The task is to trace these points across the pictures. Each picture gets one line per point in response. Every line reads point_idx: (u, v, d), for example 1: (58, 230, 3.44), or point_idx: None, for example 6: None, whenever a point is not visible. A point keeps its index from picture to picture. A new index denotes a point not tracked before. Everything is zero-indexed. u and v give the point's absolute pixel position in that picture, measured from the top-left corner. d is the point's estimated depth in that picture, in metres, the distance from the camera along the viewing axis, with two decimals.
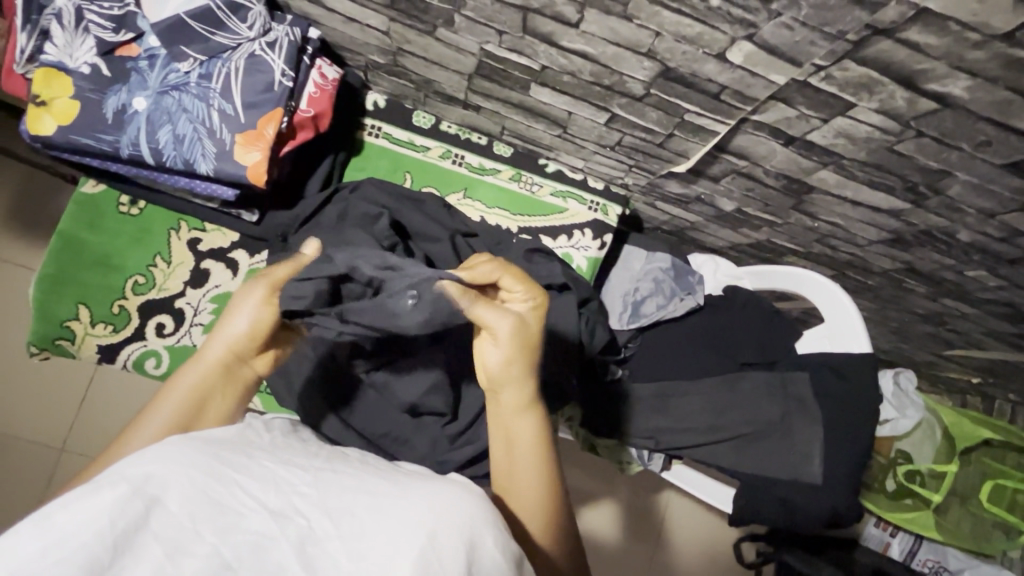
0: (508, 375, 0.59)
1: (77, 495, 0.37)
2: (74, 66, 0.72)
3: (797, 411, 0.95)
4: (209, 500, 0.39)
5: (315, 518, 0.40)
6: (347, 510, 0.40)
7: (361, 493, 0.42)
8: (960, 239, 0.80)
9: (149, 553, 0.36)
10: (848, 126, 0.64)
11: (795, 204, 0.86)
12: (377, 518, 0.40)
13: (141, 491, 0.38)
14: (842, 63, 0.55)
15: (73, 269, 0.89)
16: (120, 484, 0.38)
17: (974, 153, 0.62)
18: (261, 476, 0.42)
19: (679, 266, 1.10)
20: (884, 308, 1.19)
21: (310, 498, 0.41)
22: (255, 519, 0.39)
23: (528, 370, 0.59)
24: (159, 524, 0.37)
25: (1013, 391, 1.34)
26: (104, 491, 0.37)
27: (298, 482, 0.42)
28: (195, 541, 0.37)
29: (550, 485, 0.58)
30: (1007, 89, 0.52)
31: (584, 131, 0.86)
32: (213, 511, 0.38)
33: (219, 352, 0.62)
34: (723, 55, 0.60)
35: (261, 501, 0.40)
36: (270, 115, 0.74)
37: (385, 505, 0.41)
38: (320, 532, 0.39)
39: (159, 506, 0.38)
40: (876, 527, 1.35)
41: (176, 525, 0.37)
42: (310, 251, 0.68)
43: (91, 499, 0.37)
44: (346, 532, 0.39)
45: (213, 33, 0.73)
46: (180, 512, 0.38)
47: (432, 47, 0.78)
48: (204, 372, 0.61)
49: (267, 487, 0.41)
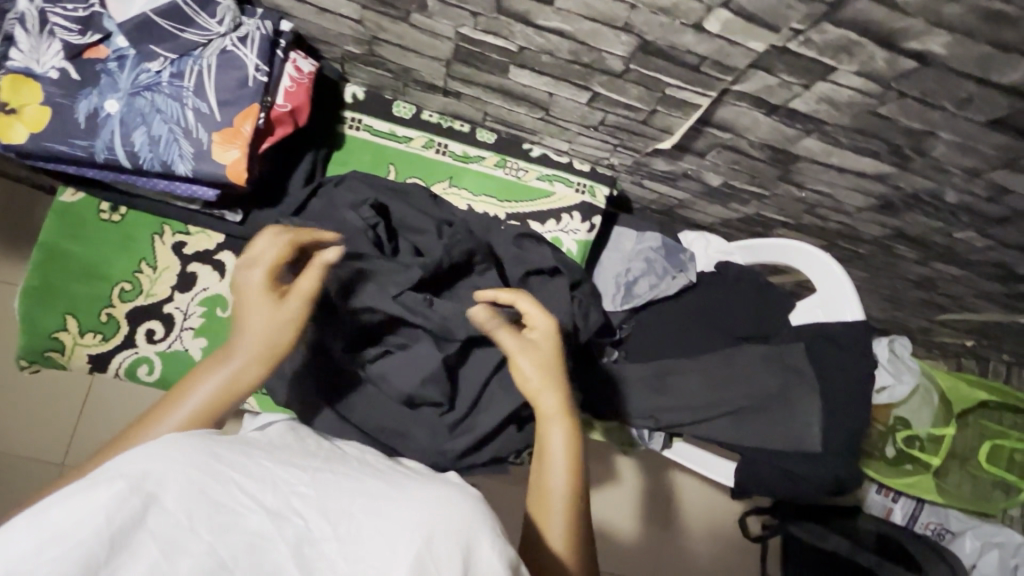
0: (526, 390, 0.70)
1: (71, 492, 0.37)
2: (41, 71, 0.71)
3: (796, 380, 0.95)
4: (207, 499, 0.39)
5: (312, 519, 0.40)
6: (345, 512, 0.41)
7: (358, 495, 0.43)
8: (947, 200, 0.80)
9: (146, 552, 0.36)
10: (830, 91, 0.63)
11: (782, 174, 0.86)
12: (375, 520, 0.41)
13: (138, 487, 0.37)
14: (820, 26, 0.55)
15: (59, 279, 0.88)
16: (116, 480, 0.37)
17: (957, 112, 0.61)
18: (259, 476, 0.42)
19: (671, 245, 1.08)
20: (876, 277, 1.19)
21: (309, 500, 0.41)
22: (253, 519, 0.39)
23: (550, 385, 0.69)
24: (155, 521, 0.37)
25: (1007, 353, 1.36)
26: (101, 487, 0.37)
27: (297, 482, 0.42)
28: (192, 540, 0.37)
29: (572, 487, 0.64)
30: (987, 43, 0.51)
31: (567, 112, 0.85)
32: (211, 510, 0.38)
33: (248, 363, 0.61)
34: (700, 24, 0.59)
35: (260, 501, 0.40)
36: (246, 111, 0.73)
37: (384, 507, 0.42)
38: (316, 535, 0.40)
39: (157, 503, 0.38)
40: (879, 493, 1.35)
41: (172, 522, 0.37)
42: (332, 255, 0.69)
43: (87, 497, 0.36)
44: (343, 534, 0.40)
45: (182, 30, 0.72)
46: (178, 509, 0.38)
47: (408, 34, 0.77)
48: (228, 381, 0.60)
49: (264, 487, 0.41)
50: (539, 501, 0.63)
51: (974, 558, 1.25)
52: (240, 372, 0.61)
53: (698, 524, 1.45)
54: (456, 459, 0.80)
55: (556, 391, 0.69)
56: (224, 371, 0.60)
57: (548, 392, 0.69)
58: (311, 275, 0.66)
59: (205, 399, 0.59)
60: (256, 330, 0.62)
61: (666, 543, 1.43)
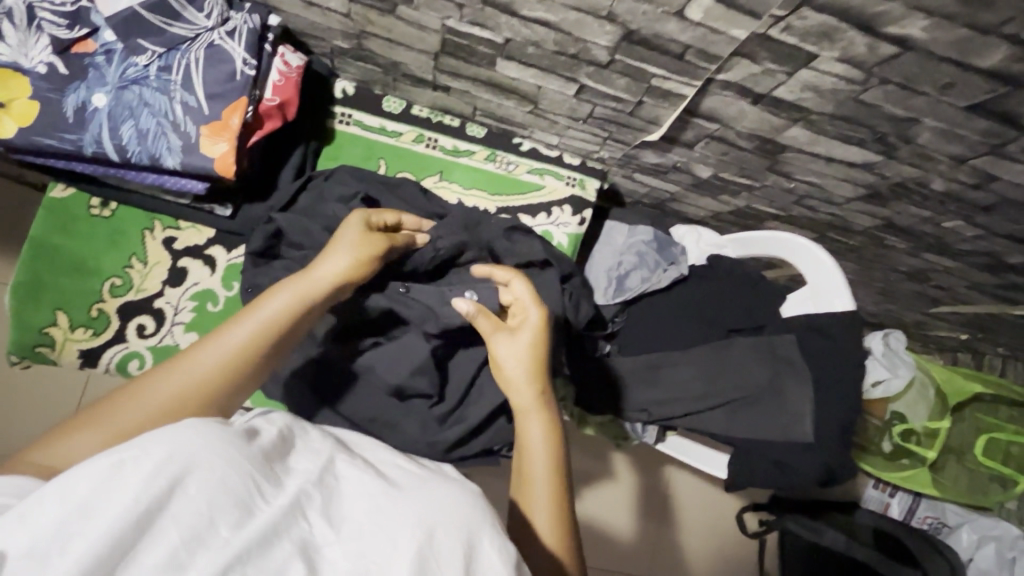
0: (507, 382, 0.69)
1: (101, 473, 0.37)
2: (29, 66, 0.71)
3: (787, 372, 0.95)
4: (227, 490, 0.39)
5: (316, 524, 0.42)
6: (346, 518, 0.44)
7: (360, 499, 0.45)
8: (935, 189, 0.80)
9: (167, 538, 0.36)
10: (813, 79, 0.64)
11: (770, 165, 0.86)
12: (376, 521, 0.43)
13: (165, 470, 0.38)
14: (800, 12, 0.55)
15: (50, 275, 0.88)
16: (144, 463, 0.38)
17: (939, 98, 0.61)
18: (272, 477, 0.43)
19: (661, 239, 1.09)
20: (869, 269, 1.19)
21: (314, 503, 0.43)
22: (269, 514, 0.40)
23: (528, 376, 0.68)
24: (178, 505, 0.37)
25: (1001, 345, 1.36)
26: (130, 470, 0.38)
27: (306, 485, 0.44)
28: (212, 532, 0.37)
29: (552, 479, 0.64)
30: (965, 26, 0.52)
31: (555, 105, 0.86)
32: (231, 502, 0.39)
33: (325, 280, 0.66)
34: (682, 12, 0.60)
35: (273, 500, 0.41)
36: (234, 104, 0.74)
37: (385, 507, 0.45)
38: (320, 539, 0.42)
39: (180, 488, 0.38)
40: (876, 489, 1.39)
41: (194, 509, 0.38)
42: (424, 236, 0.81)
43: (117, 479, 0.37)
44: (344, 536, 0.42)
45: (170, 25, 0.72)
46: (200, 496, 0.38)
47: (395, 27, 0.77)
48: (303, 293, 0.64)
49: (277, 485, 0.43)
50: (522, 492, 0.64)
51: (971, 552, 1.25)
52: (317, 288, 0.65)
53: (695, 519, 1.45)
54: (445, 453, 0.80)
55: (533, 383, 0.68)
56: (298, 285, 0.64)
57: (524, 382, 0.68)
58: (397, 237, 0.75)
59: (280, 305, 0.62)
60: (334, 260, 0.68)
61: (664, 538, 1.43)
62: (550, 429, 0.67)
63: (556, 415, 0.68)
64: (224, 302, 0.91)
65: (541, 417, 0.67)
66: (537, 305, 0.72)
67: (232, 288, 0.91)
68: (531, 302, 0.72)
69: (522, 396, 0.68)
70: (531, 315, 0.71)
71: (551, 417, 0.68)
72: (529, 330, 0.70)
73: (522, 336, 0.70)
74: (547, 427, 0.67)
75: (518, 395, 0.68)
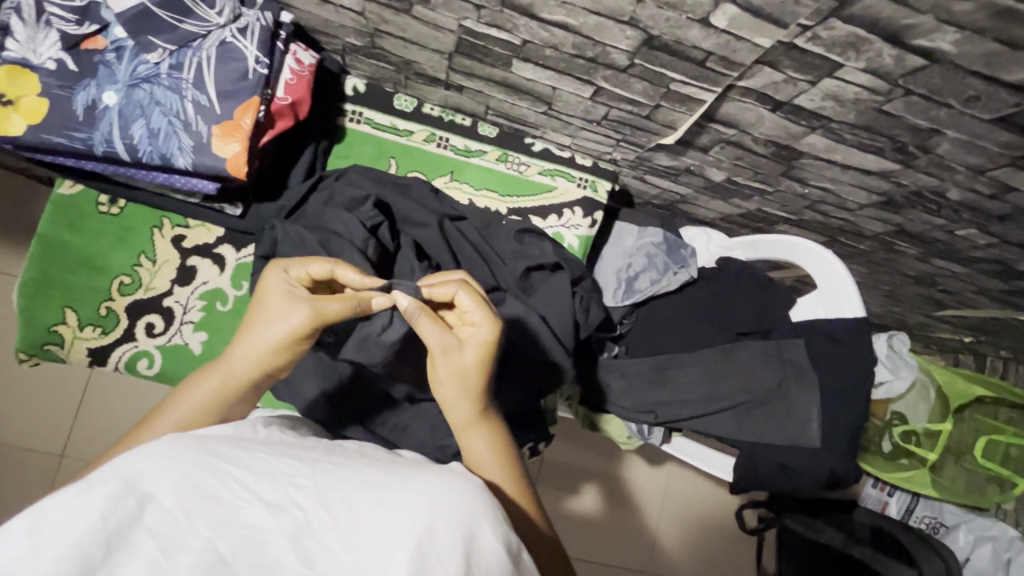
0: (447, 400, 0.64)
1: (70, 497, 0.38)
2: (38, 62, 0.71)
3: (794, 376, 0.95)
4: (203, 494, 0.41)
5: (311, 511, 0.42)
6: (345, 503, 0.43)
7: (358, 485, 0.45)
8: (950, 198, 0.80)
9: (145, 549, 0.37)
10: (836, 88, 0.63)
11: (786, 170, 0.85)
12: (374, 510, 0.43)
13: (134, 489, 0.39)
14: (829, 23, 0.54)
15: (57, 272, 0.87)
16: (112, 480, 0.39)
17: (963, 110, 0.61)
18: (259, 470, 0.44)
19: (671, 241, 1.07)
20: (876, 273, 1.19)
21: (309, 492, 0.43)
22: (251, 511, 0.41)
23: (470, 397, 0.63)
24: (152, 519, 0.39)
25: (1004, 349, 1.36)
26: (97, 488, 0.38)
27: (297, 474, 0.44)
28: (190, 535, 0.39)
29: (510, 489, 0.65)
30: (995, 41, 0.51)
31: (570, 106, 0.84)
32: (208, 504, 0.40)
33: (238, 376, 0.63)
34: (706, 19, 0.59)
35: (257, 494, 0.42)
36: (246, 104, 0.72)
37: (384, 498, 0.44)
38: (316, 526, 0.41)
39: (152, 502, 0.39)
40: (874, 487, 1.36)
41: (169, 519, 0.39)
42: (383, 302, 0.61)
43: (84, 498, 0.38)
44: (344, 524, 0.42)
45: (181, 21, 0.71)
46: (174, 507, 0.40)
47: (410, 26, 0.76)
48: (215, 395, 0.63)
49: (263, 480, 0.43)
50: None
51: (967, 551, 1.24)
52: (227, 389, 0.63)
53: (697, 517, 1.45)
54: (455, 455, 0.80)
55: (473, 402, 0.64)
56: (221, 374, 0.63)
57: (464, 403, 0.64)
58: (338, 300, 0.60)
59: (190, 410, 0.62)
60: (251, 342, 0.62)
61: (663, 534, 1.44)
62: (494, 438, 0.66)
63: (495, 420, 0.67)
64: (233, 302, 0.90)
65: (483, 428, 0.65)
66: (489, 320, 0.62)
67: (241, 288, 0.91)
68: (480, 315, 0.62)
69: (461, 416, 0.64)
70: (482, 329, 0.62)
71: (492, 425, 0.66)
72: (478, 347, 0.62)
73: (469, 352, 0.62)
74: (493, 439, 0.66)
75: (457, 414, 0.64)
